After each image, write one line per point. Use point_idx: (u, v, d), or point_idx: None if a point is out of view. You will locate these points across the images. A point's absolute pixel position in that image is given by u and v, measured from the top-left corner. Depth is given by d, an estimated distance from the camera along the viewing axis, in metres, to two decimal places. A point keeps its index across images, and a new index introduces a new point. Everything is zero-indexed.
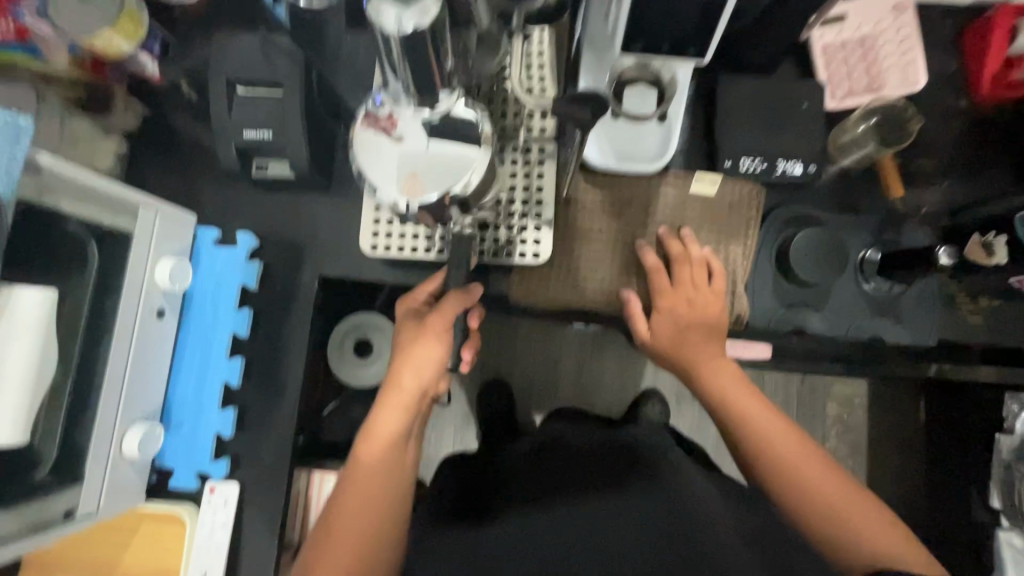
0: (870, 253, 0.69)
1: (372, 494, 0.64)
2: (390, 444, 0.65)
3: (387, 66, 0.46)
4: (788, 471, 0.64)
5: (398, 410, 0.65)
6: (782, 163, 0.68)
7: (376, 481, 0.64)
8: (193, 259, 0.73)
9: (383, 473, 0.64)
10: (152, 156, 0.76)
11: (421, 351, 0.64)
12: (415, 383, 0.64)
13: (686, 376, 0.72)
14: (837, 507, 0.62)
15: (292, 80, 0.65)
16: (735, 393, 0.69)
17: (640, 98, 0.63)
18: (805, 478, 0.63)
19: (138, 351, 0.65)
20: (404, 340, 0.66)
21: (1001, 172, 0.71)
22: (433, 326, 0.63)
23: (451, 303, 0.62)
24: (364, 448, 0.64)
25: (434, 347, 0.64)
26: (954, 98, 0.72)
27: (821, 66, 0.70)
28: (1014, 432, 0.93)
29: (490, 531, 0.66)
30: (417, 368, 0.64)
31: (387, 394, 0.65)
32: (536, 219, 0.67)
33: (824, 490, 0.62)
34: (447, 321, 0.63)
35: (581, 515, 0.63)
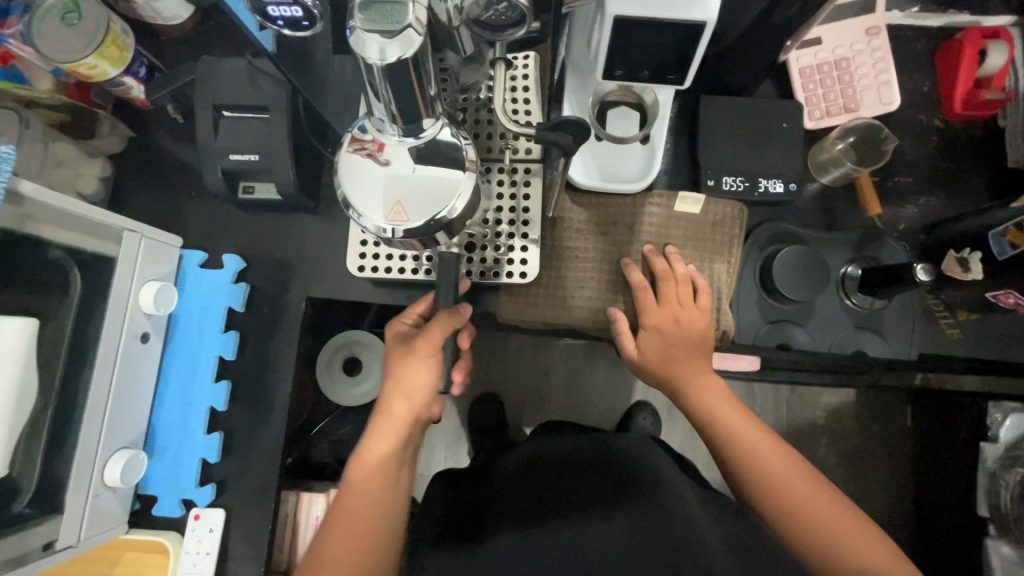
0: (852, 269, 0.71)
1: (364, 519, 0.63)
2: (383, 466, 0.65)
3: (371, 94, 0.46)
4: (774, 487, 0.65)
5: (389, 431, 0.65)
6: (763, 181, 0.69)
7: (369, 505, 0.63)
8: (178, 281, 0.72)
9: (374, 499, 0.64)
10: (137, 178, 0.76)
11: (410, 376, 0.65)
12: (407, 405, 0.65)
13: (674, 394, 0.72)
14: (824, 522, 0.62)
15: (278, 104, 0.66)
16: (721, 411, 0.69)
17: (623, 120, 0.65)
18: (790, 494, 0.64)
19: (121, 377, 0.64)
20: (395, 361, 0.67)
21: (976, 188, 0.73)
22: (425, 348, 0.64)
23: (438, 325, 0.63)
24: (356, 470, 0.65)
25: (427, 369, 0.65)
26: (927, 117, 0.74)
27: (799, 87, 0.72)
28: (998, 441, 0.95)
29: (480, 554, 0.65)
30: (409, 390, 0.65)
31: (380, 416, 0.67)
32: (523, 239, 0.67)
33: (810, 505, 0.63)
34: (435, 343, 0.64)
35: (572, 537, 0.63)
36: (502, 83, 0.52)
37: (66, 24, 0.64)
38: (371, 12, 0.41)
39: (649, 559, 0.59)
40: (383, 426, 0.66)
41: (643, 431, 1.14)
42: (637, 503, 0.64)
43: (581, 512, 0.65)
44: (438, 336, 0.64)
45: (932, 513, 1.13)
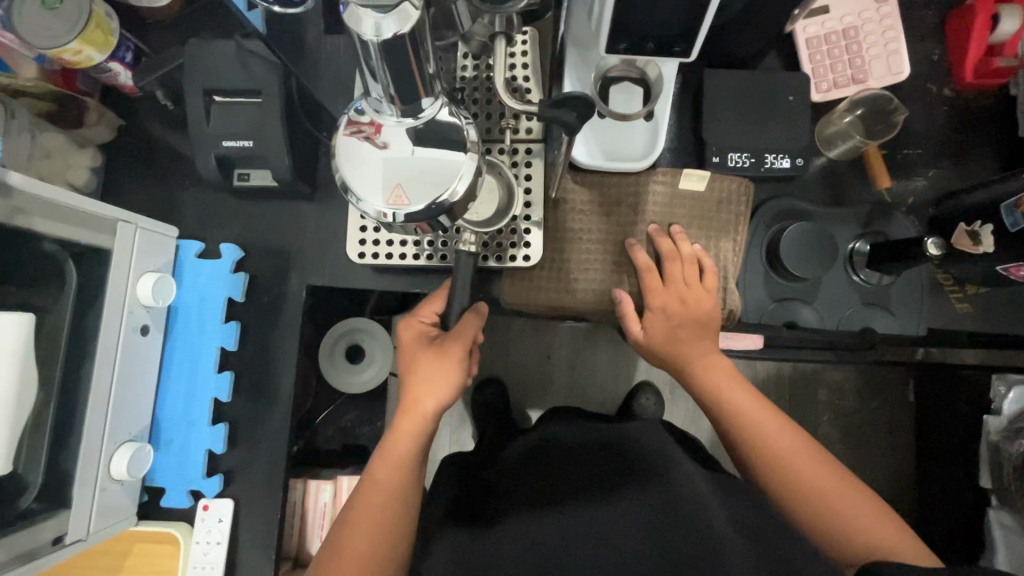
0: (860, 245, 0.69)
1: (382, 508, 0.63)
2: (403, 463, 0.64)
3: (366, 73, 0.45)
4: (782, 467, 0.65)
5: (411, 429, 0.64)
6: (769, 157, 0.68)
7: (385, 495, 0.63)
8: (176, 272, 0.71)
9: (395, 491, 0.63)
10: (129, 167, 0.74)
11: (440, 377, 0.64)
12: (437, 404, 0.64)
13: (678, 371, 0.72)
14: (830, 500, 0.62)
15: (271, 87, 0.64)
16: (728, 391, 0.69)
17: (626, 95, 0.64)
18: (796, 472, 0.64)
19: (122, 370, 0.63)
20: (419, 361, 0.65)
21: (985, 159, 0.71)
22: (455, 350, 0.64)
23: (467, 325, 0.64)
24: (376, 467, 0.64)
25: (458, 370, 0.64)
26: (937, 88, 0.72)
27: (806, 58, 0.70)
28: (1001, 414, 0.94)
29: (488, 540, 0.65)
30: (434, 390, 0.64)
31: (405, 414, 0.65)
32: (525, 221, 0.66)
33: (816, 483, 0.63)
34: (466, 345, 0.64)
35: (588, 529, 0.62)
36: (503, 60, 0.51)
37: (47, 8, 0.61)
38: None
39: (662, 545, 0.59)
40: (407, 426, 0.64)
41: (647, 412, 1.14)
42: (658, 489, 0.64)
43: (602, 502, 0.64)
44: (469, 337, 0.64)
45: (934, 486, 1.14)
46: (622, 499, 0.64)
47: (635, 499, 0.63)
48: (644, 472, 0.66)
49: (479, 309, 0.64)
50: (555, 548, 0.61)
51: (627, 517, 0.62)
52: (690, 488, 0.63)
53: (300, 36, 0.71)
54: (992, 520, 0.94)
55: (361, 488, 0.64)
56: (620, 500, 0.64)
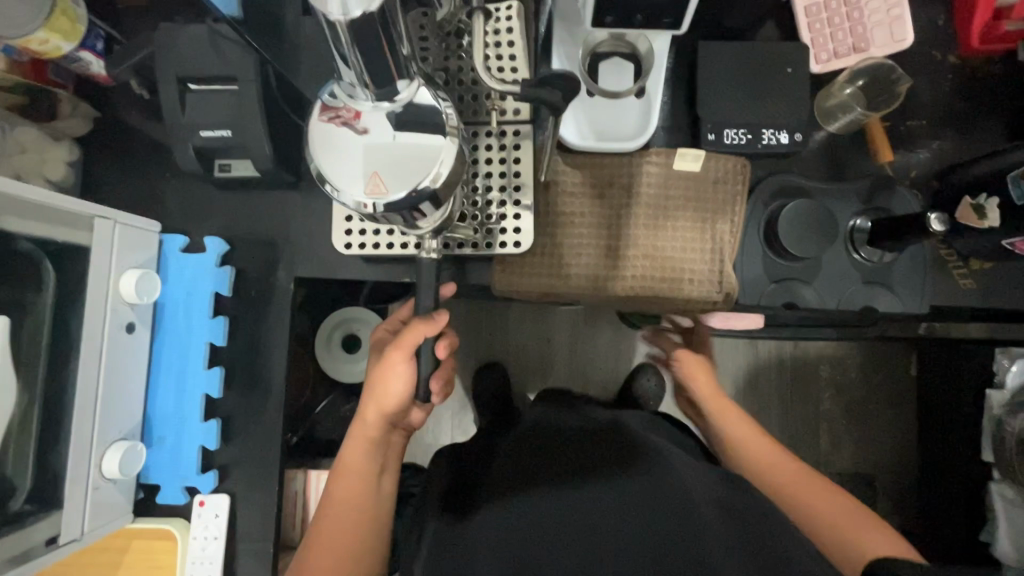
0: (861, 222, 0.67)
1: (352, 511, 0.66)
2: (362, 473, 0.66)
3: (335, 55, 0.42)
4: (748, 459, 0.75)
5: (360, 438, 0.66)
6: (767, 133, 0.66)
7: (351, 496, 0.66)
8: (161, 267, 0.70)
9: (357, 494, 0.66)
10: (108, 160, 0.72)
11: (383, 386, 0.63)
12: (379, 413, 0.64)
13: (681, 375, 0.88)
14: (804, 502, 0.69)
15: (246, 73, 0.62)
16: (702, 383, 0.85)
17: (617, 72, 0.62)
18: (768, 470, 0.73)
19: (109, 368, 0.62)
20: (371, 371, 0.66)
21: (992, 128, 0.69)
22: (395, 356, 0.61)
23: (417, 330, 0.58)
24: (338, 482, 0.66)
25: (396, 380, 0.62)
26: (941, 54, 0.69)
27: (806, 27, 0.67)
28: (1004, 388, 0.93)
29: (471, 529, 0.64)
30: (381, 398, 0.64)
31: (356, 422, 0.66)
32: (515, 205, 0.64)
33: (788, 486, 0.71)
34: (408, 349, 0.60)
35: (562, 518, 0.62)
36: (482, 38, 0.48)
37: None
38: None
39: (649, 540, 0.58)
40: (361, 439, 0.66)
41: (648, 391, 1.14)
42: (636, 477, 0.64)
43: (592, 488, 0.63)
44: (414, 341, 0.59)
45: (935, 460, 1.14)
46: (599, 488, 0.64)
47: (614, 486, 0.63)
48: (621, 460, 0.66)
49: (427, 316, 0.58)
50: (532, 538, 0.61)
51: (614, 511, 0.61)
52: (676, 479, 0.63)
53: (277, 17, 0.68)
54: (993, 493, 0.94)
55: (330, 493, 0.67)
56: (609, 487, 0.63)
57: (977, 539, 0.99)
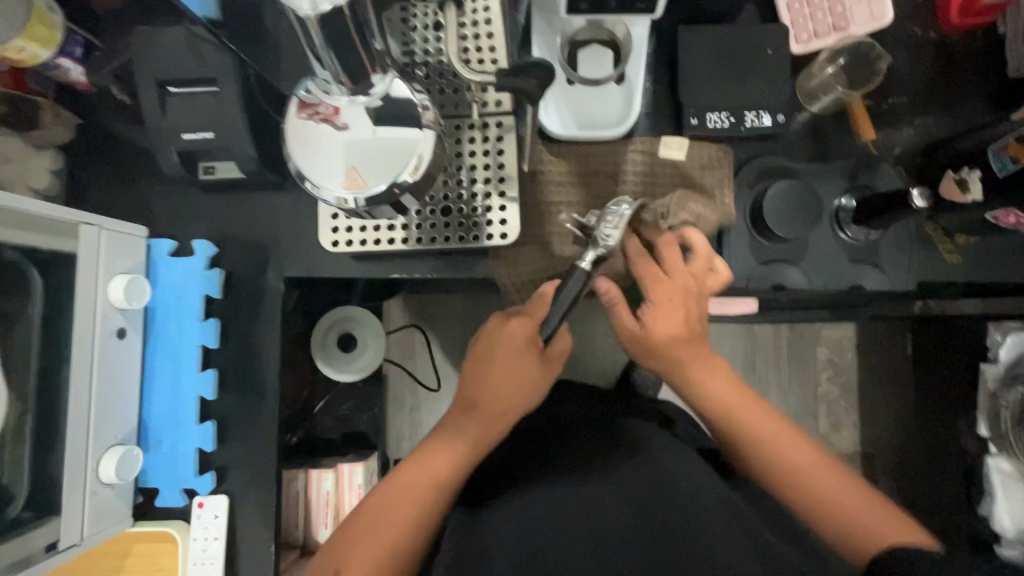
0: (846, 201, 0.67)
1: (410, 507, 0.62)
2: (463, 462, 0.64)
3: (314, 60, 0.43)
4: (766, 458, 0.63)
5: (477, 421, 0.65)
6: (749, 115, 0.66)
7: (430, 486, 0.63)
8: (150, 272, 0.70)
9: (442, 483, 0.63)
10: (93, 168, 0.72)
11: (517, 383, 0.64)
12: (512, 405, 0.65)
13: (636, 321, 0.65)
14: (828, 488, 0.61)
15: (226, 74, 0.62)
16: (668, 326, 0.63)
17: (596, 59, 0.61)
18: (787, 464, 0.62)
19: (102, 374, 0.62)
20: (499, 352, 0.64)
21: (976, 102, 0.68)
22: (552, 362, 0.66)
23: (561, 339, 0.67)
24: (409, 472, 0.63)
25: (540, 385, 0.66)
26: (921, 30, 0.69)
27: (784, 8, 0.67)
28: (998, 362, 0.94)
29: (487, 522, 0.64)
30: (511, 393, 0.64)
31: (475, 412, 0.65)
32: (500, 197, 0.64)
33: (815, 483, 0.61)
34: (559, 353, 0.66)
35: (580, 521, 0.62)
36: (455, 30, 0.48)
37: None
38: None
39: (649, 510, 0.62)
40: (476, 428, 0.65)
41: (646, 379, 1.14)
42: (637, 464, 0.66)
43: (600, 475, 0.66)
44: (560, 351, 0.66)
45: (930, 437, 1.15)
46: (602, 479, 0.65)
47: (621, 476, 0.65)
48: (620, 449, 0.68)
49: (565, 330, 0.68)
50: (546, 528, 0.62)
51: (622, 491, 0.64)
52: (678, 465, 0.66)
53: None
54: (990, 467, 0.95)
55: (381, 492, 0.63)
56: (613, 471, 0.66)
57: (976, 513, 1.00)
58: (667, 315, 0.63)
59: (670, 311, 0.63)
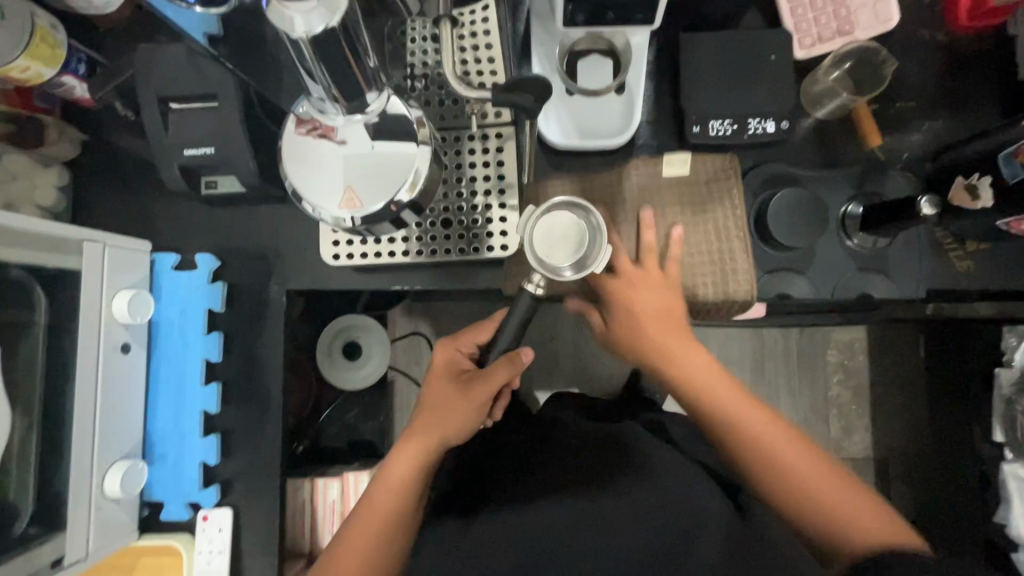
0: (852, 207, 0.66)
1: (370, 535, 0.62)
2: (408, 487, 0.64)
3: (306, 77, 0.42)
4: (788, 485, 0.62)
5: (411, 457, 0.64)
6: (752, 122, 0.65)
7: (386, 513, 0.63)
8: (155, 286, 0.70)
9: (392, 511, 0.63)
10: (99, 183, 0.73)
11: (448, 409, 0.64)
12: (445, 433, 0.64)
13: (630, 340, 0.67)
14: (836, 509, 0.61)
15: (226, 89, 0.62)
16: (704, 380, 0.66)
17: (595, 70, 0.62)
18: (813, 493, 0.62)
19: (106, 389, 0.62)
20: (440, 386, 0.66)
21: (987, 105, 0.67)
22: (482, 390, 0.63)
23: (497, 373, 0.63)
24: (372, 493, 0.64)
25: (474, 411, 0.64)
26: (930, 33, 0.68)
27: (787, 13, 0.66)
28: (1013, 366, 0.92)
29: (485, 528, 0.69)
30: (446, 427, 0.64)
31: (410, 436, 0.65)
32: (500, 209, 0.64)
33: (836, 506, 0.61)
34: (495, 386, 0.63)
35: (581, 536, 0.66)
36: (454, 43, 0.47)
37: None
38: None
39: (644, 523, 0.66)
40: (413, 452, 0.64)
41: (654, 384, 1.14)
42: (633, 478, 0.68)
43: (600, 490, 0.68)
44: (496, 381, 0.63)
45: (944, 443, 1.12)
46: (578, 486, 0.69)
47: (620, 493, 0.68)
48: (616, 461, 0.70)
49: (520, 354, 0.63)
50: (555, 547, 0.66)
51: (618, 509, 0.67)
52: (674, 480, 0.68)
53: None
54: (1005, 473, 0.93)
55: (357, 512, 0.63)
56: (611, 489, 0.68)
57: (993, 522, 0.98)
58: (698, 372, 0.66)
59: (675, 331, 0.66)
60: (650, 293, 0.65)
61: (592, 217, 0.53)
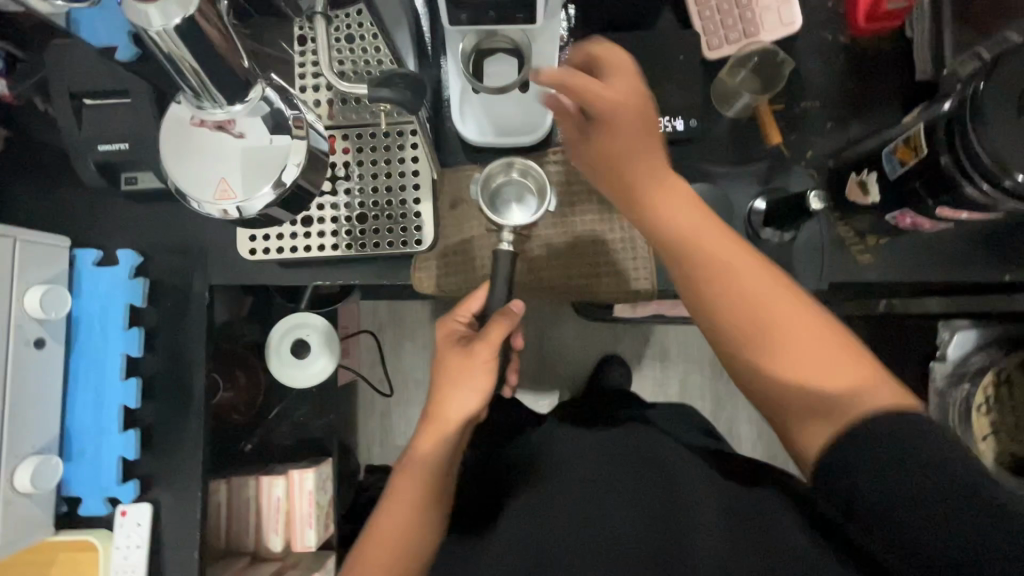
0: (757, 204, 0.68)
1: (398, 522, 0.64)
2: (429, 471, 0.64)
3: (178, 78, 0.45)
4: (744, 308, 0.54)
5: (434, 438, 0.64)
6: (661, 120, 0.67)
7: (410, 500, 0.64)
8: (75, 282, 0.69)
9: (418, 496, 0.64)
10: (23, 179, 0.73)
11: (460, 380, 0.63)
12: (459, 409, 0.63)
13: (621, 196, 0.54)
14: (790, 351, 0.53)
15: (140, 86, 0.63)
16: (693, 232, 0.53)
17: (500, 68, 0.62)
18: (773, 321, 0.54)
19: (16, 383, 0.62)
20: (447, 361, 0.64)
21: (887, 106, 0.69)
22: (482, 352, 0.62)
23: (493, 331, 0.62)
24: (399, 477, 0.66)
25: (483, 372, 0.63)
26: (832, 36, 0.70)
27: (694, 16, 0.69)
28: (947, 359, 0.94)
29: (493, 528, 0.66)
30: (461, 395, 0.63)
31: (430, 421, 0.65)
32: (415, 205, 0.66)
33: (806, 331, 0.53)
34: (493, 345, 0.62)
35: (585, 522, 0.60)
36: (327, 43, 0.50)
37: None
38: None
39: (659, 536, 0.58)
40: (430, 440, 0.64)
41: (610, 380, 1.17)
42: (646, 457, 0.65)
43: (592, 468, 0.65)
44: (495, 341, 0.62)
45: None
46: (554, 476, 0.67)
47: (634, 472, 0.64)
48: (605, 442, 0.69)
49: (511, 309, 0.61)
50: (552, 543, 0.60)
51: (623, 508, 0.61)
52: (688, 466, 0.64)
53: None
54: None
55: (381, 509, 0.66)
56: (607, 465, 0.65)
57: None
58: (643, 174, 0.52)
59: (654, 172, 0.52)
60: (632, 150, 0.51)
61: (515, 163, 0.66)
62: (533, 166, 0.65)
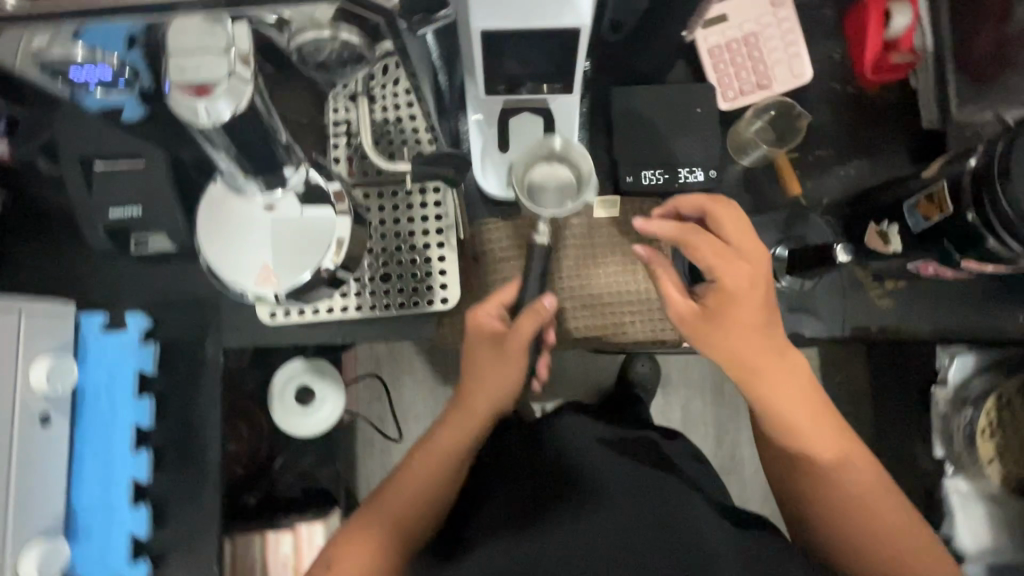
0: (780, 250, 0.68)
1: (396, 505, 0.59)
2: (444, 461, 0.60)
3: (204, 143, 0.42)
4: (841, 487, 0.55)
5: (462, 429, 0.62)
6: (682, 171, 0.67)
7: (419, 484, 0.60)
8: (78, 351, 0.65)
9: (420, 489, 0.59)
10: (22, 241, 0.69)
11: (492, 375, 0.61)
12: (488, 402, 0.61)
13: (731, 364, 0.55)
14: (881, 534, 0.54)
15: (155, 149, 0.61)
16: (791, 391, 0.54)
17: (528, 128, 0.63)
18: (862, 502, 0.54)
19: (22, 463, 0.59)
20: (476, 352, 0.61)
21: (898, 154, 0.71)
22: (514, 349, 0.59)
23: (523, 323, 0.58)
24: (417, 455, 0.61)
25: (517, 369, 0.60)
26: (842, 86, 0.72)
27: (710, 68, 0.70)
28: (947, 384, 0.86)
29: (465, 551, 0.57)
30: (489, 389, 0.61)
31: (454, 409, 0.63)
32: (439, 262, 0.65)
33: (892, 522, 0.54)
34: (523, 340, 0.58)
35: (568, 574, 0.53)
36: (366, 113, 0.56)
37: None
38: (185, 44, 0.36)
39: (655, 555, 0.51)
40: (453, 430, 0.62)
41: None
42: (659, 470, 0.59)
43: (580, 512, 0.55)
44: (528, 333, 0.58)
45: None
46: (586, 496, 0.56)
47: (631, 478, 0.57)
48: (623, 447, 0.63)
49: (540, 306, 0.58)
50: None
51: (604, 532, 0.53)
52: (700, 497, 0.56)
53: None
54: (948, 488, 0.87)
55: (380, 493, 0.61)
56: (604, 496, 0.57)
57: None
58: (748, 340, 0.53)
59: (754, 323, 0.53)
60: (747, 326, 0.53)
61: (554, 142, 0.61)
62: (573, 149, 0.61)
